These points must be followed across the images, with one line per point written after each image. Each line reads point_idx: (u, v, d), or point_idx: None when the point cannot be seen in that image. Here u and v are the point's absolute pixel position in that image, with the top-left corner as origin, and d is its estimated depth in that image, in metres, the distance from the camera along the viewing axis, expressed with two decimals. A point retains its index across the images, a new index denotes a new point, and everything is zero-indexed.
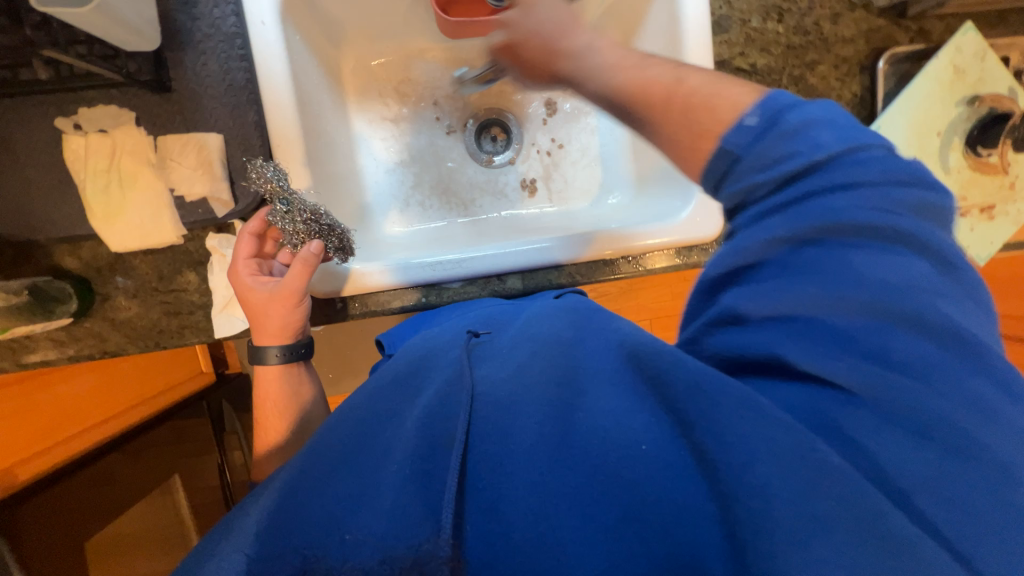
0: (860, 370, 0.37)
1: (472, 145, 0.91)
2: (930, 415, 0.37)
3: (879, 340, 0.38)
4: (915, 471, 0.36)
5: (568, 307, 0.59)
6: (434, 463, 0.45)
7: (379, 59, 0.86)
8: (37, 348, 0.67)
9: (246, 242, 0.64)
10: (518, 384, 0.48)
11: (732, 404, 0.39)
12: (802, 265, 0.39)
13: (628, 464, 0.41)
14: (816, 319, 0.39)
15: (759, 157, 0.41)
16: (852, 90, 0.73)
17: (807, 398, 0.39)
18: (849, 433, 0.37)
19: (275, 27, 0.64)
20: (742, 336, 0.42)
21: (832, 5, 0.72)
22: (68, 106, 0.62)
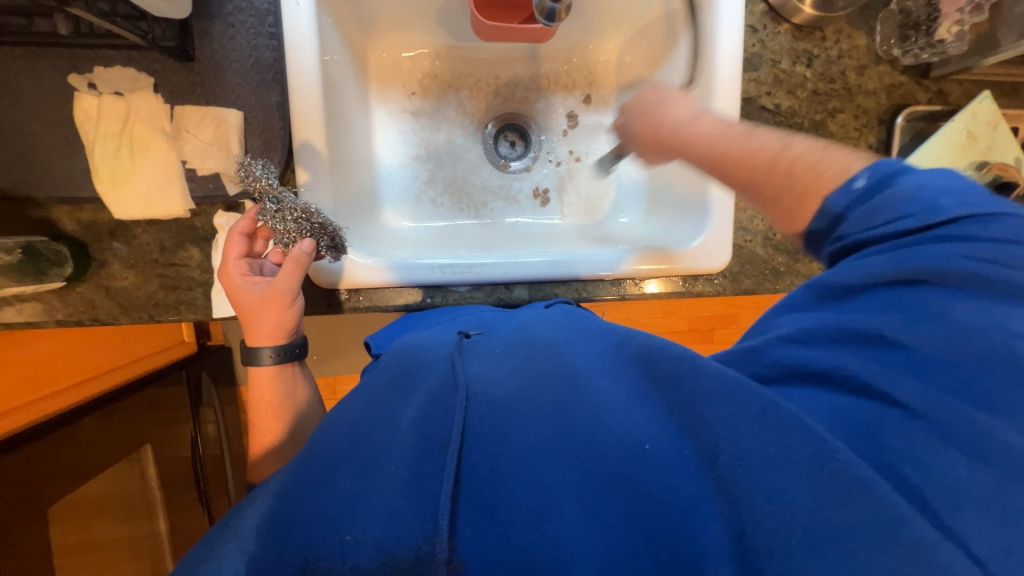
0: (935, 397, 0.38)
1: (490, 148, 0.91)
2: (996, 443, 0.37)
3: (971, 378, 0.39)
4: (968, 491, 0.36)
5: (561, 313, 0.62)
6: (429, 462, 0.44)
7: (407, 51, 0.85)
8: (24, 309, 0.65)
9: (234, 242, 0.63)
10: (514, 384, 0.49)
11: (756, 418, 0.40)
12: (903, 302, 0.42)
13: (635, 466, 0.42)
14: (908, 351, 0.40)
15: (863, 214, 0.45)
16: (868, 141, 0.75)
17: (865, 412, 0.40)
18: (906, 447, 0.38)
19: (309, 9, 0.63)
20: (807, 353, 0.44)
21: (859, 57, 0.73)
22: (84, 64, 0.59)
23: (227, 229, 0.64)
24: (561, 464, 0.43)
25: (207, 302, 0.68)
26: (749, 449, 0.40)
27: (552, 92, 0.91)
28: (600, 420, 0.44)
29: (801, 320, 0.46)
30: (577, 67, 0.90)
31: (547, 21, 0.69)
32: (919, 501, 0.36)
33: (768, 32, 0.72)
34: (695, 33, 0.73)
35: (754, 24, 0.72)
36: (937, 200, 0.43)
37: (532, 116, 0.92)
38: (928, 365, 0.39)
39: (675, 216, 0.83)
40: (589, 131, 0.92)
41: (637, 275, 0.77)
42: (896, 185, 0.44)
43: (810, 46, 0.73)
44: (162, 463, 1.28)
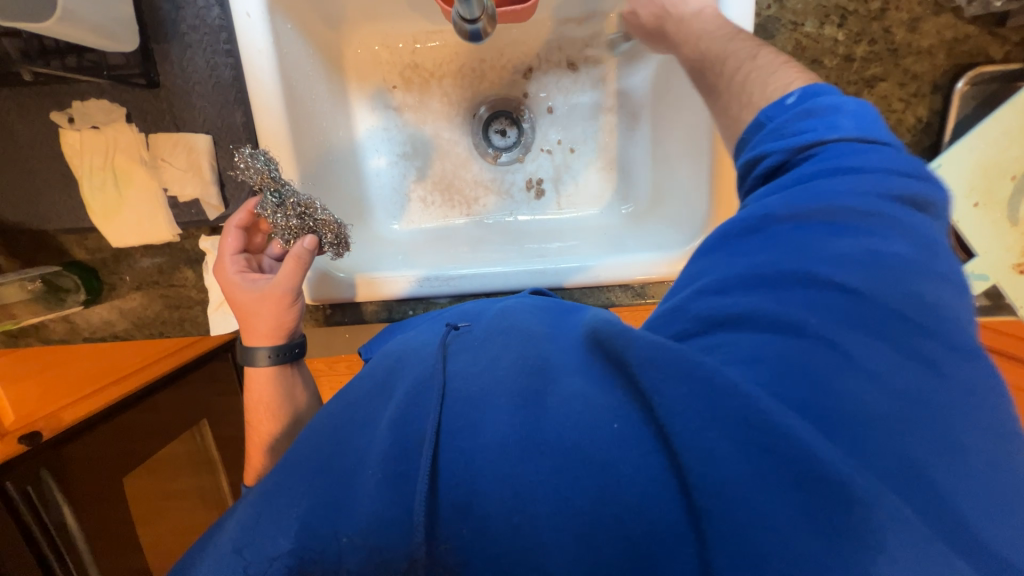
0: (834, 325, 0.34)
1: (480, 137, 0.85)
2: (910, 376, 0.33)
3: (862, 302, 0.35)
4: (885, 441, 0.32)
5: (543, 305, 0.56)
6: (406, 462, 0.39)
7: (383, 41, 0.80)
8: (56, 329, 0.72)
9: (232, 236, 0.63)
10: (491, 376, 0.43)
11: (683, 380, 0.34)
12: (791, 238, 0.38)
13: (602, 445, 0.36)
14: (800, 280, 0.36)
15: (783, 127, 0.43)
16: (916, 114, 0.62)
17: (780, 348, 0.34)
18: (825, 376, 0.33)
19: (261, 19, 0.60)
20: (722, 301, 0.37)
21: (911, 7, 0.59)
22: (63, 99, 0.61)
23: (227, 223, 0.65)
24: (541, 458, 0.37)
25: (206, 319, 0.72)
26: (723, 468, 0.31)
27: (544, 71, 0.83)
28: (571, 424, 0.38)
29: (716, 268, 0.40)
30: (569, 41, 0.81)
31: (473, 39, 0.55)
32: (894, 457, 0.32)
33: None
34: None
35: None
36: (840, 129, 0.41)
37: (522, 100, 0.84)
38: (834, 286, 0.36)
39: (672, 218, 0.75)
40: (586, 111, 0.83)
41: (646, 281, 0.72)
42: (811, 124, 0.42)
43: (842, 0, 0.60)
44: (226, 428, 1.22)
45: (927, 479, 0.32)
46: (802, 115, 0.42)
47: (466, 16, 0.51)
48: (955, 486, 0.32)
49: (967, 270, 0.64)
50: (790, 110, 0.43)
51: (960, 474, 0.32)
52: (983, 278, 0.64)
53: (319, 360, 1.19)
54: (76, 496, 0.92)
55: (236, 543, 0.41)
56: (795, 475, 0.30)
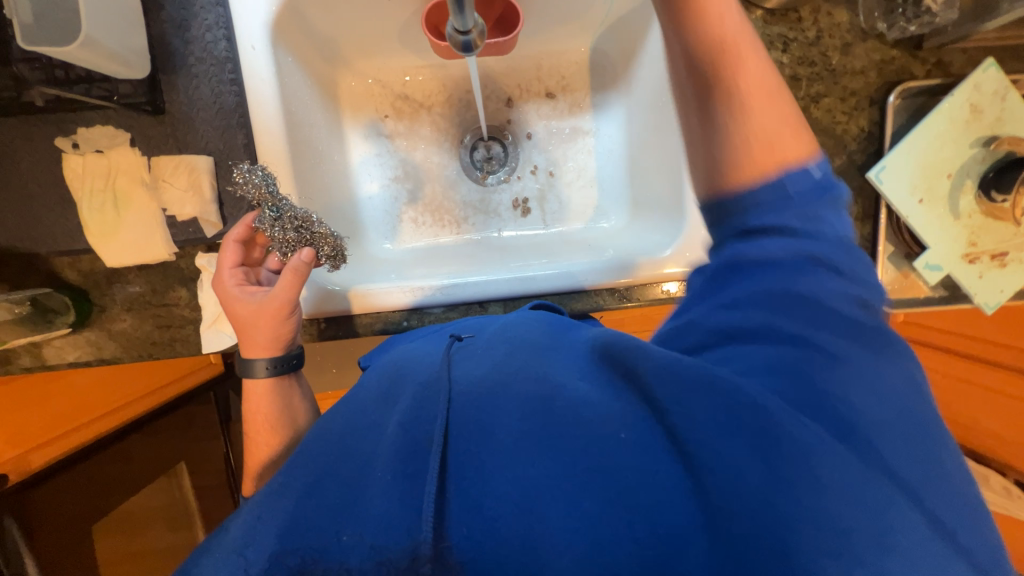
0: (831, 350, 0.39)
1: (467, 161, 0.91)
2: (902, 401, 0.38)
3: (849, 336, 0.40)
4: (880, 428, 0.37)
5: (542, 318, 0.57)
6: (415, 462, 0.39)
7: (376, 76, 0.86)
8: (40, 354, 0.71)
9: (231, 251, 0.64)
10: (495, 380, 0.44)
11: (707, 395, 0.36)
12: (791, 278, 0.41)
13: (609, 446, 0.37)
14: (793, 313, 0.40)
15: (776, 200, 0.43)
16: (859, 125, 0.70)
17: (785, 360, 0.38)
18: (828, 389, 0.37)
19: (265, 52, 0.65)
20: (734, 317, 0.41)
21: (842, 35, 0.68)
22: (68, 126, 0.64)
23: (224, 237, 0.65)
24: (550, 455, 0.38)
25: (198, 338, 0.71)
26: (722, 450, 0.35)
27: (525, 100, 0.90)
28: (577, 422, 0.39)
29: (720, 292, 0.43)
30: (547, 72, 0.89)
31: (464, 51, 0.58)
32: (875, 448, 0.36)
33: None
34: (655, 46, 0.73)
35: None
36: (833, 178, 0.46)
37: (507, 127, 0.91)
38: (832, 319, 0.40)
39: (655, 225, 0.79)
40: (566, 135, 0.90)
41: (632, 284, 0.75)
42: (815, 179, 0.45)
43: (784, 30, 0.68)
44: (202, 476, 1.22)
45: (926, 492, 0.35)
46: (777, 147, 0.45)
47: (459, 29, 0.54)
48: (947, 500, 0.36)
49: (923, 261, 0.70)
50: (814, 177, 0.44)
51: (933, 473, 0.37)
52: (937, 268, 0.70)
53: None
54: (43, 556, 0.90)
55: (238, 547, 0.40)
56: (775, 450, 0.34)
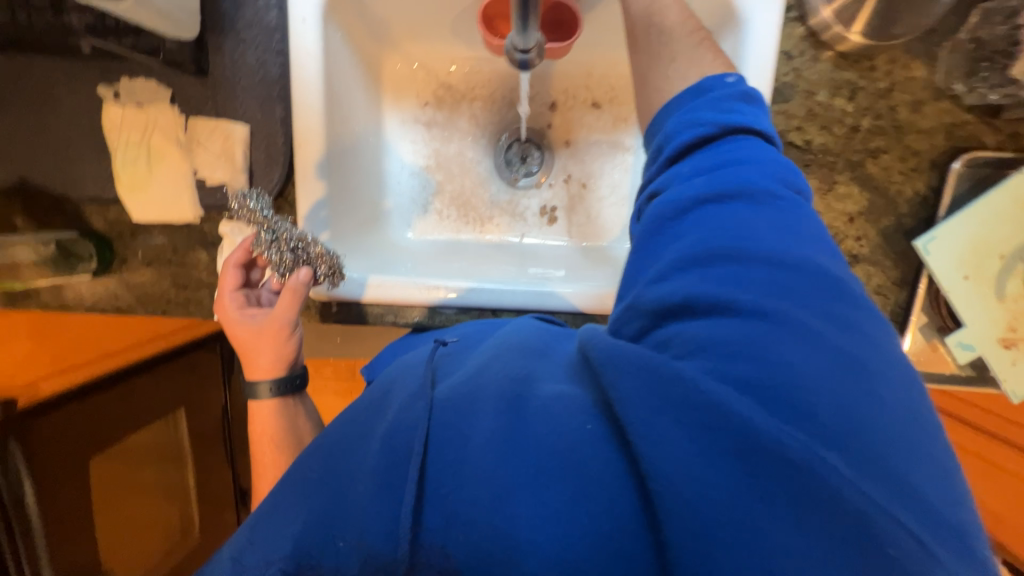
0: (760, 293, 0.37)
1: (500, 161, 0.89)
2: (855, 359, 0.35)
3: (783, 276, 0.38)
4: (826, 394, 0.33)
5: (542, 324, 0.57)
6: (395, 472, 0.39)
7: (421, 61, 0.84)
8: (60, 294, 0.72)
9: (230, 276, 0.66)
10: (474, 388, 0.43)
11: (634, 371, 0.35)
12: (720, 221, 0.41)
13: (577, 455, 0.37)
14: (725, 261, 0.39)
15: (699, 116, 0.48)
16: (914, 188, 0.66)
17: (719, 331, 0.36)
18: (762, 352, 0.34)
19: (315, 26, 0.64)
20: (668, 289, 0.39)
21: (916, 90, 0.64)
22: (111, 75, 0.63)
23: (223, 262, 0.68)
24: (516, 461, 0.37)
25: (212, 302, 0.72)
26: (698, 484, 0.31)
27: (570, 107, 0.87)
28: (550, 434, 0.38)
29: (658, 259, 0.43)
30: (596, 81, 0.86)
31: (520, 68, 0.56)
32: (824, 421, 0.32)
33: (806, 59, 0.65)
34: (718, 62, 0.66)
35: (789, 50, 0.65)
36: (765, 130, 0.47)
37: (547, 131, 0.89)
38: (773, 275, 0.38)
39: None
40: (605, 149, 0.87)
41: None
42: (738, 141, 0.46)
43: (854, 76, 0.65)
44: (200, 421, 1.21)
45: (884, 459, 0.32)
46: (697, 91, 0.50)
47: (518, 46, 0.52)
48: (909, 466, 0.33)
49: (955, 338, 0.67)
50: (728, 85, 0.49)
51: (901, 443, 0.33)
52: (969, 348, 0.68)
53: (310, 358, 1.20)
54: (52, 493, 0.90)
55: (237, 552, 0.42)
56: (739, 451, 0.32)
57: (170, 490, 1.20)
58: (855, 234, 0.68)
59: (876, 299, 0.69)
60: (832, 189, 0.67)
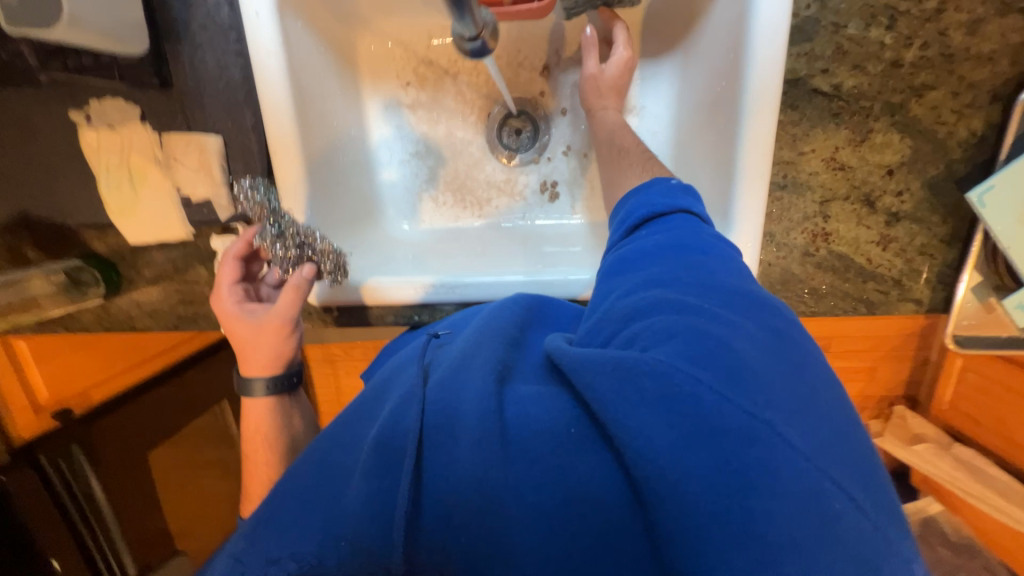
0: (711, 308, 0.40)
1: (493, 138, 0.82)
2: (799, 364, 0.38)
3: (727, 297, 0.42)
4: (777, 382, 0.36)
5: (530, 303, 0.57)
6: (390, 474, 0.38)
7: (398, 37, 0.77)
8: (80, 318, 0.75)
9: (230, 267, 0.63)
10: (460, 384, 0.43)
11: (611, 372, 0.37)
12: (665, 268, 0.46)
13: (555, 446, 0.37)
14: (676, 289, 0.42)
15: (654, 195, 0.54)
16: (969, 128, 0.57)
17: (676, 326, 0.38)
18: (716, 342, 0.37)
19: (270, 19, 0.59)
20: (623, 313, 0.42)
21: (974, 8, 0.53)
22: (80, 98, 0.62)
23: (222, 253, 0.65)
24: (495, 451, 0.37)
25: (218, 316, 0.73)
26: (683, 469, 0.33)
27: (563, 69, 0.79)
28: (529, 427, 0.39)
29: (611, 296, 0.47)
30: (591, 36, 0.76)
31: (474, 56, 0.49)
32: (780, 403, 0.35)
33: None
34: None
35: None
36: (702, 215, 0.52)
37: (540, 99, 0.81)
38: (721, 297, 0.42)
39: None
40: None
41: None
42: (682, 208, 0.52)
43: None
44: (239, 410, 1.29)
45: (827, 441, 0.35)
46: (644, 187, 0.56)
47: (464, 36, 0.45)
48: (856, 456, 0.36)
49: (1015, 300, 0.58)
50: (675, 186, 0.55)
51: (837, 421, 0.37)
52: None
53: (333, 348, 1.24)
54: (108, 472, 1.05)
55: (237, 552, 0.39)
56: (709, 430, 0.33)
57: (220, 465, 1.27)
58: (894, 189, 0.59)
59: (919, 260, 0.62)
60: (867, 140, 0.58)
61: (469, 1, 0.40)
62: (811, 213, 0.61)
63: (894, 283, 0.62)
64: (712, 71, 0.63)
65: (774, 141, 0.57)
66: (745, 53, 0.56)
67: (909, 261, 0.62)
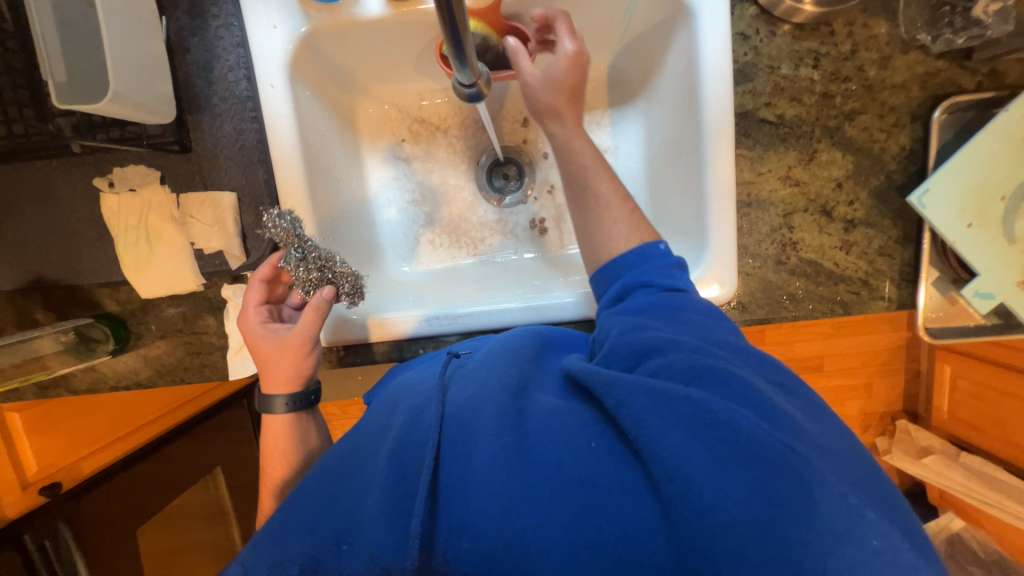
0: (727, 354, 0.45)
1: (483, 182, 0.90)
2: (800, 404, 0.43)
3: (732, 346, 0.47)
4: (789, 418, 0.39)
5: (537, 331, 0.58)
6: (406, 487, 0.40)
7: (393, 102, 0.87)
8: (83, 378, 0.75)
9: (257, 289, 0.66)
10: (478, 402, 0.44)
11: (645, 391, 0.39)
12: (677, 313, 0.51)
13: (582, 463, 0.39)
14: (688, 335, 0.47)
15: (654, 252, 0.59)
16: (899, 143, 0.65)
17: (700, 363, 0.42)
18: (734, 380, 0.41)
19: (283, 89, 0.67)
20: (645, 342, 0.46)
21: (882, 47, 0.64)
22: (104, 166, 0.68)
23: (250, 276, 0.69)
24: (526, 474, 0.39)
25: (225, 364, 0.74)
26: (709, 485, 0.35)
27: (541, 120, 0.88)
28: (550, 438, 0.40)
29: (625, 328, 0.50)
30: None
31: (471, 100, 0.55)
32: (795, 435, 0.38)
33: (762, 37, 0.65)
34: (679, 48, 0.68)
35: (744, 30, 0.65)
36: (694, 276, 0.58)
37: (523, 147, 0.90)
38: (730, 345, 0.47)
39: (677, 235, 0.72)
40: None
41: None
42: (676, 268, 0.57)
43: (815, 45, 0.64)
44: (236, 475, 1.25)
45: (837, 461, 0.38)
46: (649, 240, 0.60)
47: (463, 83, 0.51)
48: (860, 480, 0.38)
49: (970, 288, 0.65)
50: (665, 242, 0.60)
51: (843, 454, 0.40)
52: (989, 296, 0.65)
53: (334, 401, 1.23)
54: (96, 554, 0.97)
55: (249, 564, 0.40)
56: (738, 455, 0.36)
57: (211, 541, 1.26)
58: (845, 199, 0.66)
59: (881, 261, 0.67)
60: (814, 158, 0.66)
61: (470, 56, 0.45)
62: (777, 225, 0.67)
63: (862, 283, 0.67)
64: (674, 108, 0.71)
65: (733, 164, 0.65)
66: (697, 87, 0.65)
67: (872, 262, 0.67)
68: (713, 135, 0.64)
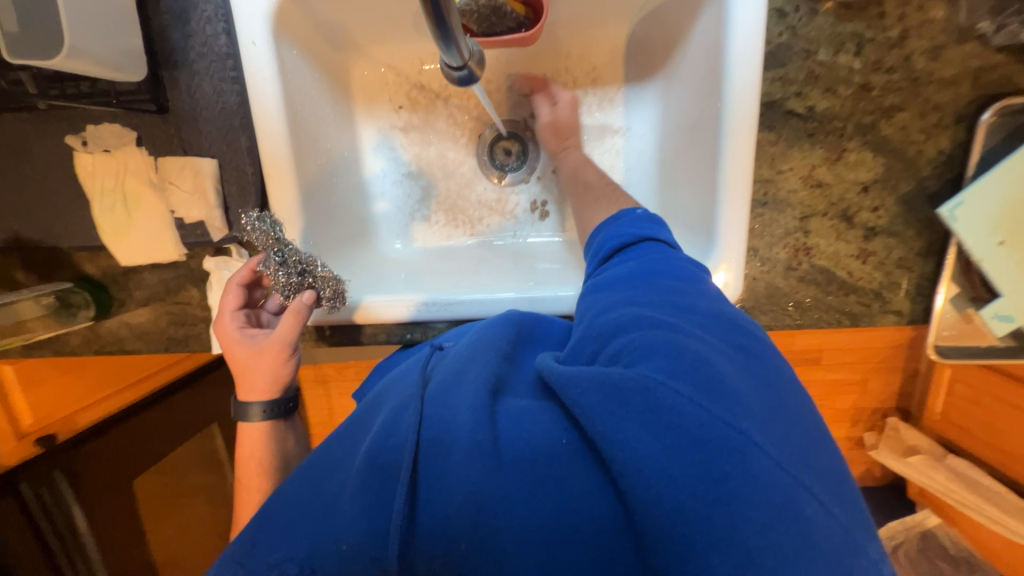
0: (693, 328, 0.41)
1: (484, 158, 0.84)
2: (773, 380, 0.39)
3: (704, 316, 0.43)
4: (751, 400, 0.36)
5: (520, 319, 0.57)
6: (385, 490, 0.38)
7: (390, 63, 0.80)
8: (68, 342, 0.74)
9: (234, 293, 0.64)
10: (455, 400, 0.42)
11: (597, 387, 0.37)
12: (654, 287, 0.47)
13: (542, 458, 0.37)
14: (652, 310, 0.43)
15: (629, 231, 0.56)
16: (937, 147, 0.59)
17: (656, 341, 0.39)
18: (692, 357, 0.37)
19: (266, 47, 0.61)
20: (609, 325, 0.43)
21: (935, 35, 0.57)
22: (76, 123, 0.63)
23: (227, 279, 0.66)
24: (501, 473, 0.36)
25: (209, 336, 0.73)
26: (671, 480, 0.33)
27: (551, 92, 0.79)
28: (522, 439, 0.38)
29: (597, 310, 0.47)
30: (576, 63, 0.77)
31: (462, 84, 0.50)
32: (754, 419, 0.35)
33: (802, 15, 0.58)
34: (706, 23, 0.61)
35: (782, 7, 0.58)
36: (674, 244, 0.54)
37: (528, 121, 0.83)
38: (703, 316, 0.43)
39: (683, 230, 0.68)
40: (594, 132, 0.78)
41: None
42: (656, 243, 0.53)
43: (860, 28, 0.57)
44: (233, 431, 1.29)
45: (804, 448, 0.35)
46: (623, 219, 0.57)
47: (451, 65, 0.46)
48: (832, 474, 0.36)
49: (989, 310, 0.61)
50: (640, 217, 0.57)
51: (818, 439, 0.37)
52: (1007, 319, 0.61)
53: (327, 368, 1.23)
54: (92, 502, 1.01)
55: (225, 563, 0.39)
56: (692, 445, 0.33)
57: (207, 490, 1.30)
58: (870, 205, 0.62)
59: (898, 273, 0.63)
60: (841, 158, 0.61)
61: (456, 35, 0.41)
62: (792, 228, 0.63)
63: (875, 295, 0.64)
64: (694, 91, 0.65)
65: (752, 160, 0.59)
66: (721, 70, 0.58)
67: (888, 274, 0.63)
68: (733, 126, 0.58)
